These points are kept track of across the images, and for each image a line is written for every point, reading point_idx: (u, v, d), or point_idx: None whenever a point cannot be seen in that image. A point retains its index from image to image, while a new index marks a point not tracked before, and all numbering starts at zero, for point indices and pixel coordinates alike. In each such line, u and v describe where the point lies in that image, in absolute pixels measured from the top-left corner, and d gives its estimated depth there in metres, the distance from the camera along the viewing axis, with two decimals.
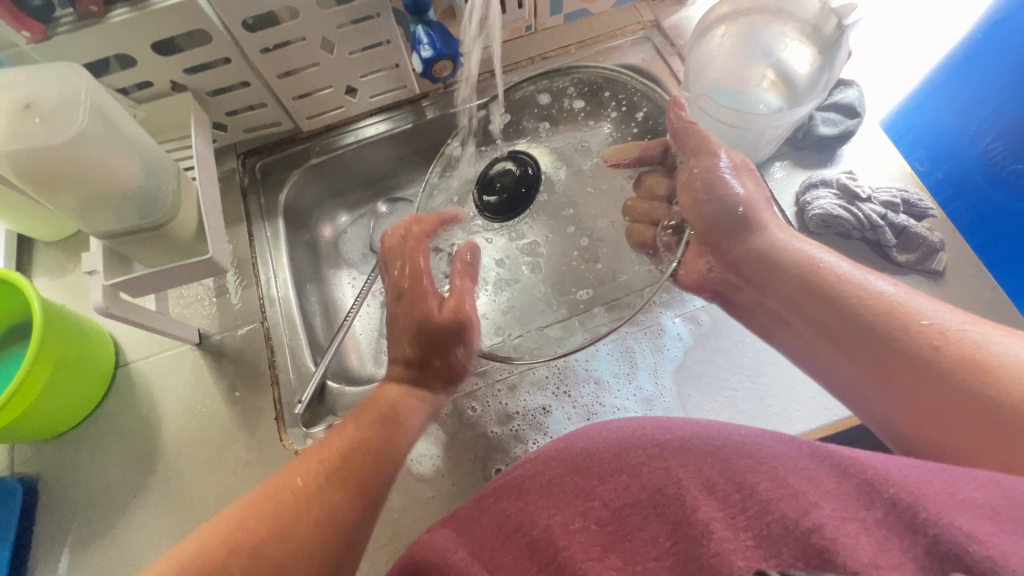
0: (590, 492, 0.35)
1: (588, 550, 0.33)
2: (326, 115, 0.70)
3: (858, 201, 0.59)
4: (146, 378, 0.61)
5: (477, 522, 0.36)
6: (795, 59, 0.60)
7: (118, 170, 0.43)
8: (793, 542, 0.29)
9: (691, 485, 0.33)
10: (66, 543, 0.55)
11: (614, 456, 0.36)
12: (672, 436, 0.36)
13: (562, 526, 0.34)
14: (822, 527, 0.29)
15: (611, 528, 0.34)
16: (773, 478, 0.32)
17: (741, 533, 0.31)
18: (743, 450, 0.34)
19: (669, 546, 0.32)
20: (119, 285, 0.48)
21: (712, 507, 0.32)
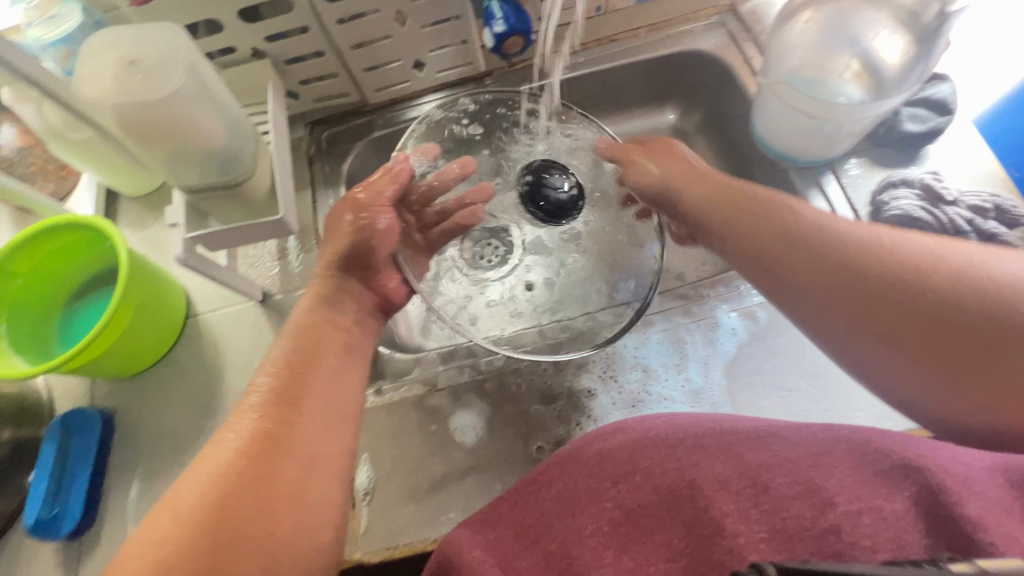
0: (602, 494, 0.42)
1: (603, 551, 0.40)
2: (392, 88, 0.71)
3: (942, 204, 0.55)
4: (213, 330, 0.65)
5: (499, 529, 0.43)
6: (885, 50, 0.56)
7: (206, 127, 0.45)
8: (809, 540, 0.38)
9: (708, 482, 0.41)
10: (137, 474, 0.59)
11: (629, 457, 0.43)
12: (685, 435, 0.43)
13: (577, 533, 0.41)
14: (839, 531, 0.37)
15: (625, 530, 0.41)
16: (786, 475, 0.40)
17: (754, 526, 0.39)
18: (755, 443, 0.42)
19: (681, 547, 0.40)
20: (197, 238, 0.51)
21: (727, 501, 0.40)
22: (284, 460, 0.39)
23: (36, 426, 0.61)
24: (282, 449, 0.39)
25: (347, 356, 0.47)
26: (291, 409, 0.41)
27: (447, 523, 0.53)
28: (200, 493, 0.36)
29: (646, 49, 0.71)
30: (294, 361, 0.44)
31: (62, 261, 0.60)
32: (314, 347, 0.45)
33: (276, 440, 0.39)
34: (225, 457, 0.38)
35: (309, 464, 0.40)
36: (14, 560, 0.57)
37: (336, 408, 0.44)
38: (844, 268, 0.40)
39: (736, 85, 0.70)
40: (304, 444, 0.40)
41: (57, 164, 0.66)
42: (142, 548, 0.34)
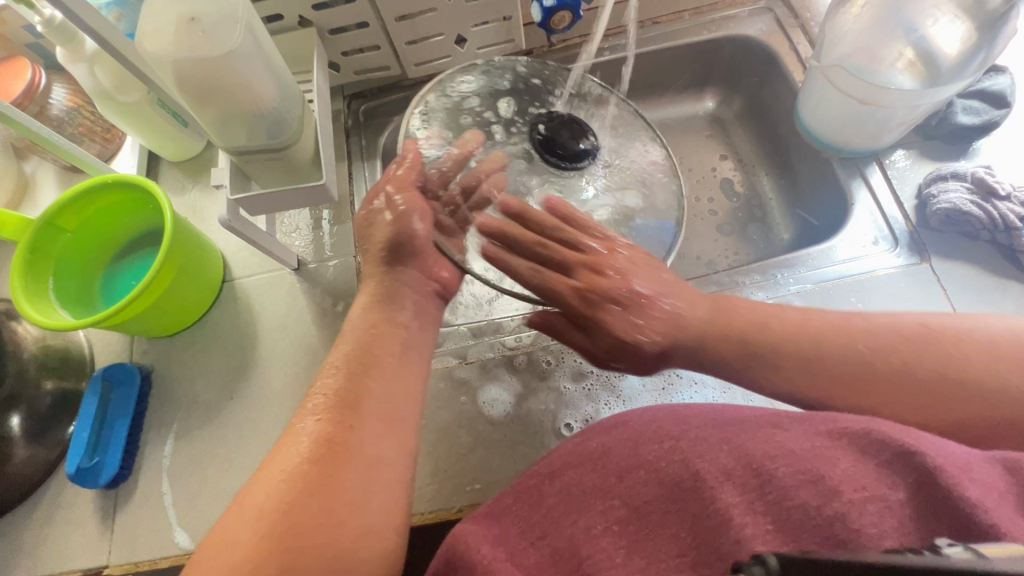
0: (608, 491, 0.38)
1: (613, 552, 0.36)
2: (432, 63, 0.71)
3: (995, 198, 0.54)
4: (247, 295, 0.66)
5: (510, 520, 0.39)
6: (943, 38, 0.55)
7: (258, 88, 0.46)
8: (813, 531, 0.34)
9: (711, 473, 0.37)
10: (171, 430, 0.61)
11: (631, 451, 0.40)
12: (684, 427, 0.40)
13: (585, 532, 0.36)
14: (845, 518, 0.34)
15: (634, 528, 0.36)
16: (791, 464, 0.36)
17: (760, 518, 0.35)
18: (760, 435, 0.39)
19: (690, 541, 0.36)
20: (241, 200, 0.52)
21: (731, 493, 0.36)
22: (347, 462, 0.39)
23: (77, 379, 0.63)
24: (344, 451, 0.40)
25: (405, 358, 0.47)
26: (352, 413, 0.41)
27: (472, 493, 0.54)
28: (274, 494, 0.37)
29: (689, 33, 0.70)
30: (354, 365, 0.45)
31: (108, 219, 0.61)
32: (371, 355, 0.46)
33: (338, 442, 0.40)
34: (294, 460, 0.39)
35: (370, 469, 0.40)
36: (53, 506, 0.59)
37: (392, 408, 0.43)
38: (799, 343, 0.45)
39: (781, 72, 0.69)
40: (366, 445, 0.40)
41: (104, 126, 0.68)
42: (227, 535, 0.36)
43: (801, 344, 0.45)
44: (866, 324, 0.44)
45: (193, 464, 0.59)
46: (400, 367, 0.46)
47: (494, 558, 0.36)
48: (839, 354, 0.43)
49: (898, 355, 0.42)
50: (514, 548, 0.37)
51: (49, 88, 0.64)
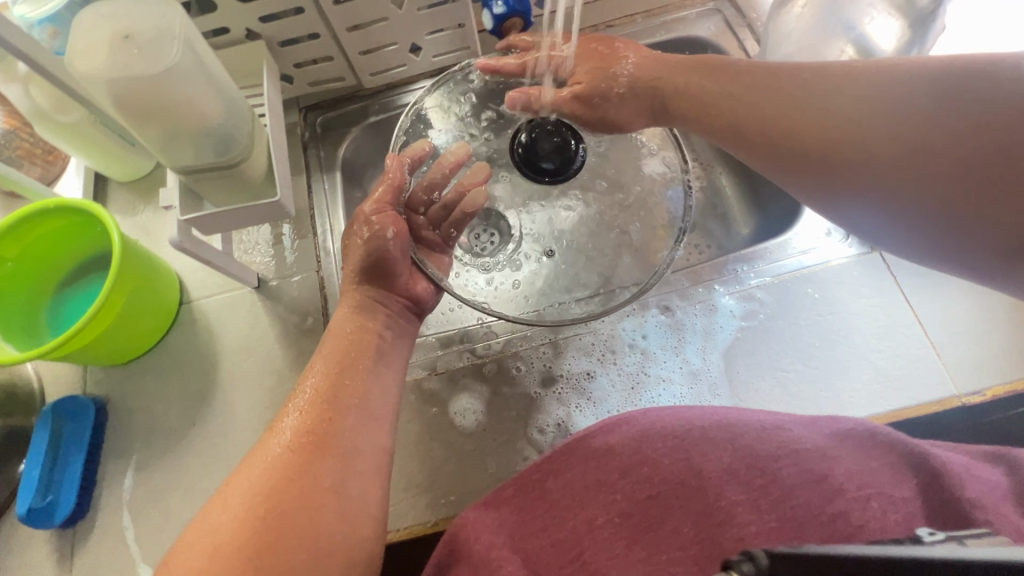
0: (611, 486, 0.40)
1: (613, 543, 0.38)
2: (388, 73, 0.70)
3: None
4: (206, 316, 0.64)
5: (505, 510, 0.41)
6: (879, 35, 0.57)
7: (201, 105, 0.45)
8: (820, 526, 0.37)
9: (715, 471, 0.39)
10: (131, 463, 0.58)
11: (636, 450, 0.41)
12: (690, 427, 0.42)
13: (586, 524, 0.39)
14: (848, 514, 0.37)
15: (633, 520, 0.39)
16: (796, 463, 0.40)
17: (764, 516, 0.38)
18: (762, 434, 0.42)
19: (692, 536, 0.38)
20: (192, 221, 0.50)
21: (735, 491, 0.39)
22: (323, 462, 0.39)
23: (27, 414, 0.60)
24: (328, 448, 0.40)
25: (377, 361, 0.47)
26: (330, 408, 0.42)
27: (447, 506, 0.53)
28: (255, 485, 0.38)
29: (642, 36, 0.71)
30: (336, 371, 0.45)
31: (53, 246, 0.59)
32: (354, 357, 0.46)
33: (322, 438, 0.41)
34: (279, 454, 0.40)
35: (348, 462, 0.40)
36: (5, 549, 0.56)
37: (371, 407, 0.44)
38: (758, 95, 0.46)
39: None
40: (346, 440, 0.41)
41: (44, 148, 0.65)
42: (211, 522, 0.37)
43: (839, 132, 0.41)
44: (903, 79, 0.40)
45: (156, 495, 0.57)
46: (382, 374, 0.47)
47: (497, 546, 0.38)
48: (871, 120, 0.40)
49: (953, 84, 0.38)
50: (514, 534, 0.39)
51: None
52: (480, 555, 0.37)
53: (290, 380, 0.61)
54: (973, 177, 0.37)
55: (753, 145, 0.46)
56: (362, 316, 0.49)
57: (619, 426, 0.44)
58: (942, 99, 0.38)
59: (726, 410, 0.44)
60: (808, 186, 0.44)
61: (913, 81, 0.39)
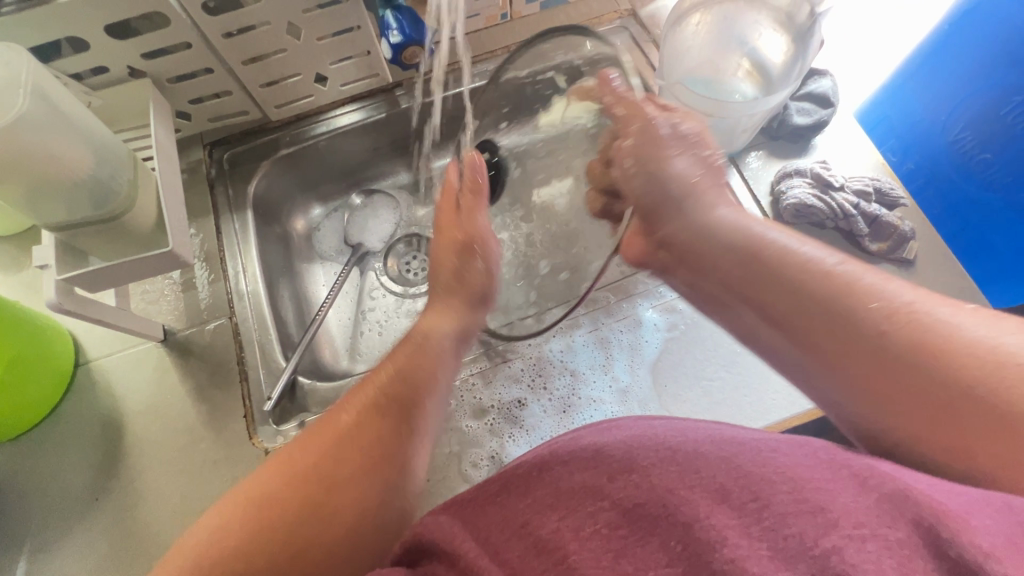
0: (600, 491, 0.33)
1: (600, 554, 0.30)
2: (295, 103, 0.68)
3: (832, 189, 0.59)
4: (107, 377, 0.59)
5: (484, 513, 0.34)
6: (769, 49, 0.60)
7: (62, 156, 0.41)
8: (811, 561, 0.28)
9: (704, 495, 0.31)
10: (24, 550, 0.52)
11: (626, 457, 0.34)
12: (685, 442, 0.35)
13: (573, 531, 0.31)
14: (840, 552, 0.28)
15: (622, 531, 0.31)
16: (791, 492, 0.31)
17: (755, 543, 0.29)
18: (759, 457, 0.34)
19: (680, 550, 0.30)
20: (72, 279, 0.46)
21: (727, 515, 0.30)
22: (390, 436, 0.44)
23: None
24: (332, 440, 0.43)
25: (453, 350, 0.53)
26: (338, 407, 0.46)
27: None
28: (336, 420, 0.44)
29: None
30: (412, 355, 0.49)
31: None
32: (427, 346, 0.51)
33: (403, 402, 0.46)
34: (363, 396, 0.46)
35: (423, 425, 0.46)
36: None
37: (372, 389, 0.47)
38: (733, 252, 0.47)
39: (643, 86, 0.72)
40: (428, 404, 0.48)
41: None
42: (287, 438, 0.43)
43: (800, 298, 0.41)
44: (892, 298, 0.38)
45: None
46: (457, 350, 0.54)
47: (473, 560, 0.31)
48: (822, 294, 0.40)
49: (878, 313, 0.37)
50: (495, 542, 0.32)
51: None
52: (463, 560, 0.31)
53: (205, 438, 0.57)
54: (915, 395, 0.35)
55: (740, 288, 0.45)
56: None
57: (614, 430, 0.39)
58: (904, 337, 0.36)
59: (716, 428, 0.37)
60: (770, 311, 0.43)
61: (884, 312, 0.37)
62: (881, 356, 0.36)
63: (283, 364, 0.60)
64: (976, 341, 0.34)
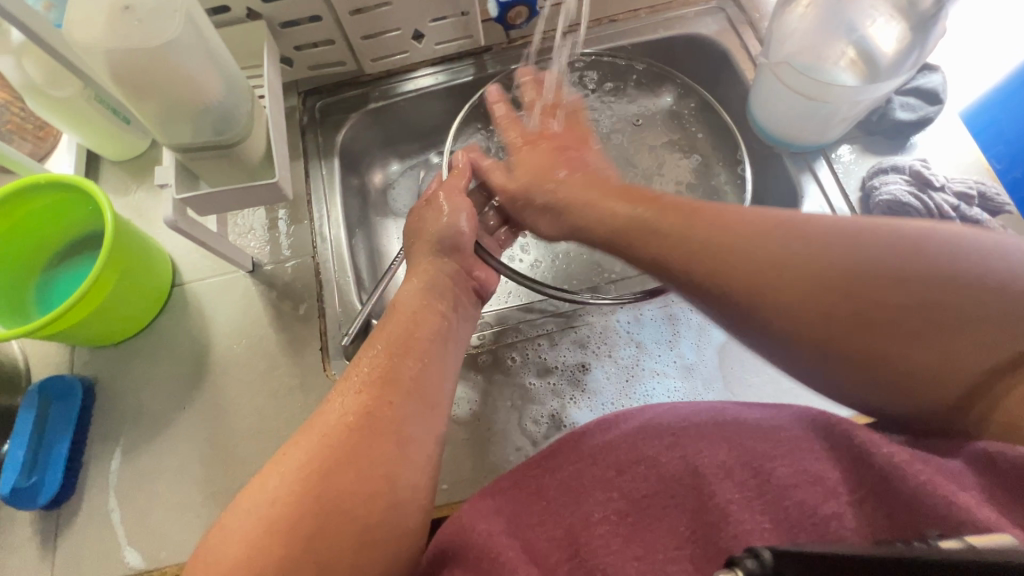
0: (608, 483, 0.40)
1: (610, 538, 0.38)
2: (390, 59, 0.70)
3: (931, 189, 0.57)
4: (198, 299, 0.63)
5: (507, 500, 0.41)
6: (881, 38, 0.57)
7: (202, 82, 0.44)
8: (810, 528, 0.37)
9: (711, 469, 0.39)
10: (118, 445, 0.57)
11: (631, 446, 0.42)
12: (689, 425, 0.42)
13: (584, 520, 0.39)
14: (840, 517, 0.36)
15: (632, 519, 0.39)
16: (790, 464, 0.39)
17: (758, 516, 0.37)
18: (760, 434, 0.41)
19: (688, 534, 0.38)
20: (188, 199, 0.49)
21: (731, 490, 0.38)
22: (371, 471, 0.38)
23: (11, 392, 0.59)
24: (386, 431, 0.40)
25: (439, 346, 0.48)
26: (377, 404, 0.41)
27: (439, 495, 0.53)
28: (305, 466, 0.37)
29: (645, 31, 0.71)
30: (379, 389, 0.42)
31: (42, 223, 0.58)
32: (397, 373, 0.44)
33: (374, 422, 0.40)
34: (322, 442, 0.39)
35: (404, 450, 0.40)
36: None
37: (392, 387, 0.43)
38: (756, 231, 0.41)
39: (734, 71, 0.70)
40: (399, 426, 0.41)
41: (35, 123, 0.64)
42: (254, 509, 0.36)
43: (798, 254, 0.39)
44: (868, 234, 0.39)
45: (143, 477, 0.56)
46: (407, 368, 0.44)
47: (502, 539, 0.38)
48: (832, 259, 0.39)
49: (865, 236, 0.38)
50: (524, 530, 0.39)
51: None
52: (475, 543, 0.38)
53: (282, 365, 0.60)
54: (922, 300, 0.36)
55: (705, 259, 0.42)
56: (409, 300, 0.51)
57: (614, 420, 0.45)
58: (911, 270, 0.36)
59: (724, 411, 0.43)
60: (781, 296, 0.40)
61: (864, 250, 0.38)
62: (878, 290, 0.36)
63: (358, 307, 0.63)
64: (966, 248, 0.36)
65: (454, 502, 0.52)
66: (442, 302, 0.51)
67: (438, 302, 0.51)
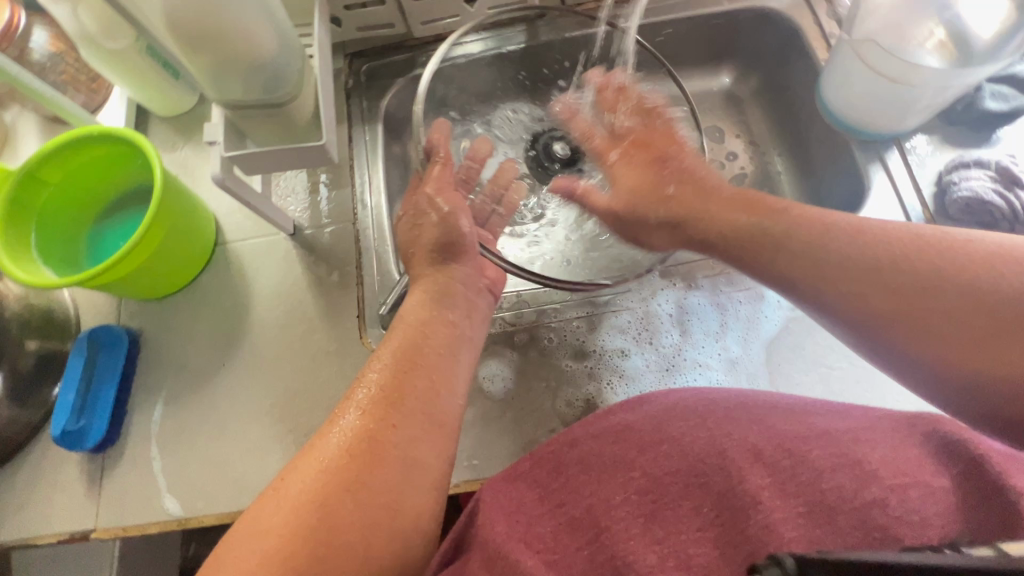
0: (630, 463, 0.40)
1: (631, 521, 0.37)
2: (439, 22, 0.68)
3: (1019, 187, 0.52)
4: (240, 259, 0.64)
5: (516, 484, 0.41)
6: (976, 19, 0.52)
7: (256, 38, 0.44)
8: (850, 513, 0.35)
9: (740, 454, 0.39)
10: (160, 396, 0.59)
11: (655, 428, 0.41)
12: (715, 409, 0.42)
13: (604, 504, 0.38)
14: (883, 505, 0.35)
15: (652, 498, 0.38)
16: (827, 448, 0.38)
17: (792, 501, 0.36)
18: (792, 418, 0.41)
19: (712, 518, 0.37)
20: (235, 158, 0.49)
21: (762, 475, 0.37)
22: (384, 467, 0.39)
23: (61, 339, 0.61)
24: (403, 424, 0.41)
25: (450, 356, 0.47)
26: (406, 383, 0.43)
27: (469, 469, 0.52)
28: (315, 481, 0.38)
29: (709, 2, 0.67)
30: (383, 409, 0.42)
31: (95, 176, 0.59)
32: (401, 389, 0.43)
33: (396, 414, 0.42)
34: (330, 462, 0.39)
35: (409, 469, 0.40)
36: (39, 464, 0.57)
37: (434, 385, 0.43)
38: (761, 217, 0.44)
39: (805, 51, 0.66)
40: (402, 447, 0.41)
41: (88, 74, 0.64)
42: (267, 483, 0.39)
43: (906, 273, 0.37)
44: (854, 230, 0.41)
45: (184, 428, 0.58)
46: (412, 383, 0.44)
47: (509, 530, 0.37)
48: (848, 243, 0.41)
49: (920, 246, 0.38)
50: (529, 512, 0.39)
51: (28, 29, 0.61)
52: (491, 544, 0.36)
53: (319, 329, 0.61)
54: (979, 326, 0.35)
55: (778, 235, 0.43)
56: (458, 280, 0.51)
57: (639, 405, 0.45)
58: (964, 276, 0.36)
59: (762, 402, 0.43)
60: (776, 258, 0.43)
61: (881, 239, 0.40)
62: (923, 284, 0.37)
63: (395, 277, 0.62)
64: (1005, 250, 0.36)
65: (484, 478, 0.52)
66: (455, 313, 0.50)
67: (449, 313, 0.49)
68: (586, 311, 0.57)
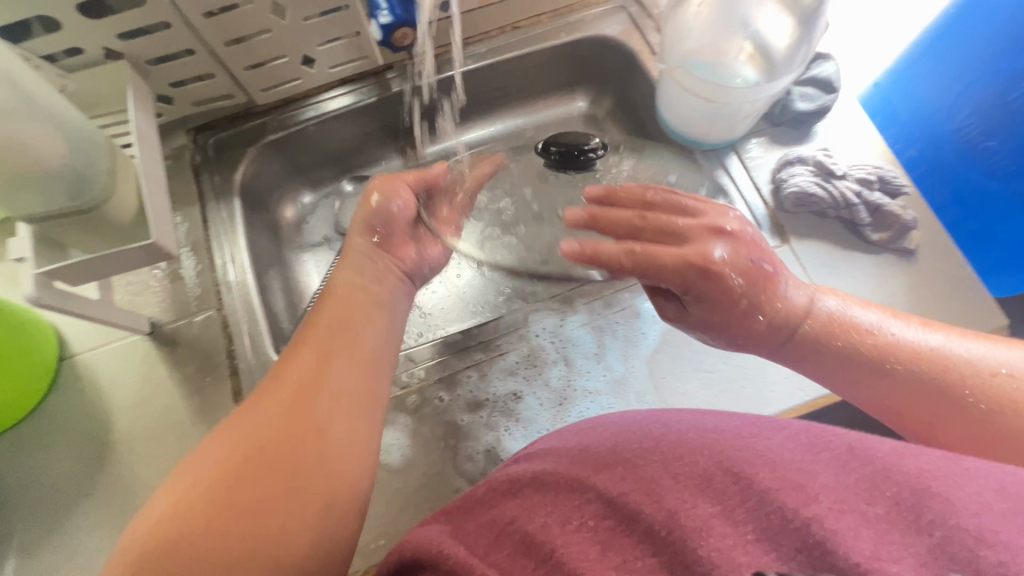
0: (585, 483, 0.33)
1: (588, 547, 0.30)
2: (283, 86, 0.66)
3: (834, 178, 0.59)
4: (92, 371, 0.57)
5: (467, 521, 0.34)
6: (773, 30, 0.57)
7: (34, 145, 0.40)
8: (794, 534, 0.29)
9: (689, 478, 0.32)
10: (10, 549, 0.51)
11: (611, 450, 0.35)
12: (666, 433, 0.36)
13: (560, 525, 0.31)
14: (827, 521, 0.29)
15: (612, 519, 0.31)
16: (773, 470, 0.32)
17: (740, 526, 0.30)
18: (738, 443, 0.34)
19: (668, 540, 0.30)
20: (51, 273, 0.43)
21: (710, 500, 0.31)
22: (286, 475, 0.36)
23: None
24: (294, 433, 0.38)
25: (350, 336, 0.45)
26: (302, 393, 0.40)
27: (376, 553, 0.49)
28: (215, 467, 0.36)
29: (550, 37, 0.70)
30: (292, 389, 0.40)
31: None
32: (310, 376, 0.41)
33: (290, 419, 0.38)
34: (241, 436, 0.37)
35: (317, 451, 0.38)
36: None
37: (344, 393, 0.41)
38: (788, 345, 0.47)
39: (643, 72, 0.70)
40: (313, 428, 0.39)
41: None
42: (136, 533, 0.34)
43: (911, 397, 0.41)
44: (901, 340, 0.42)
45: None
46: (319, 362, 0.42)
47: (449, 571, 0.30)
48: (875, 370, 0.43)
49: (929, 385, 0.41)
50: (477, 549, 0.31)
51: None
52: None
53: (194, 432, 0.56)
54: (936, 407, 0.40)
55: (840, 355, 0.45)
56: None
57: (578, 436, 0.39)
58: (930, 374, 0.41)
59: (685, 420, 0.38)
60: (799, 355, 0.46)
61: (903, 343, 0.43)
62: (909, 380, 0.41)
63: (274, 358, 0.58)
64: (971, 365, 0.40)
65: None
66: (351, 296, 0.48)
67: (345, 302, 0.48)
68: (476, 358, 0.56)
